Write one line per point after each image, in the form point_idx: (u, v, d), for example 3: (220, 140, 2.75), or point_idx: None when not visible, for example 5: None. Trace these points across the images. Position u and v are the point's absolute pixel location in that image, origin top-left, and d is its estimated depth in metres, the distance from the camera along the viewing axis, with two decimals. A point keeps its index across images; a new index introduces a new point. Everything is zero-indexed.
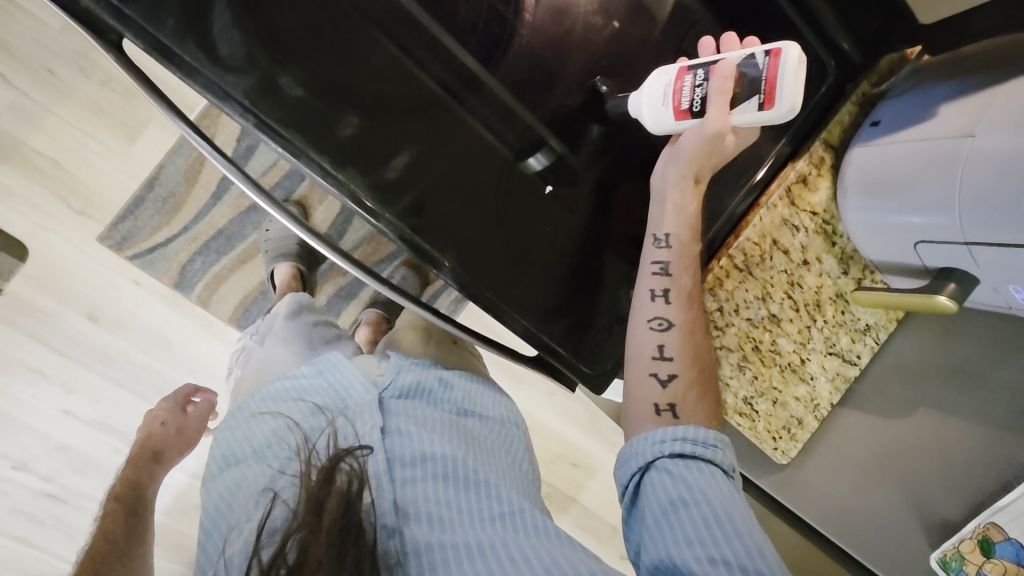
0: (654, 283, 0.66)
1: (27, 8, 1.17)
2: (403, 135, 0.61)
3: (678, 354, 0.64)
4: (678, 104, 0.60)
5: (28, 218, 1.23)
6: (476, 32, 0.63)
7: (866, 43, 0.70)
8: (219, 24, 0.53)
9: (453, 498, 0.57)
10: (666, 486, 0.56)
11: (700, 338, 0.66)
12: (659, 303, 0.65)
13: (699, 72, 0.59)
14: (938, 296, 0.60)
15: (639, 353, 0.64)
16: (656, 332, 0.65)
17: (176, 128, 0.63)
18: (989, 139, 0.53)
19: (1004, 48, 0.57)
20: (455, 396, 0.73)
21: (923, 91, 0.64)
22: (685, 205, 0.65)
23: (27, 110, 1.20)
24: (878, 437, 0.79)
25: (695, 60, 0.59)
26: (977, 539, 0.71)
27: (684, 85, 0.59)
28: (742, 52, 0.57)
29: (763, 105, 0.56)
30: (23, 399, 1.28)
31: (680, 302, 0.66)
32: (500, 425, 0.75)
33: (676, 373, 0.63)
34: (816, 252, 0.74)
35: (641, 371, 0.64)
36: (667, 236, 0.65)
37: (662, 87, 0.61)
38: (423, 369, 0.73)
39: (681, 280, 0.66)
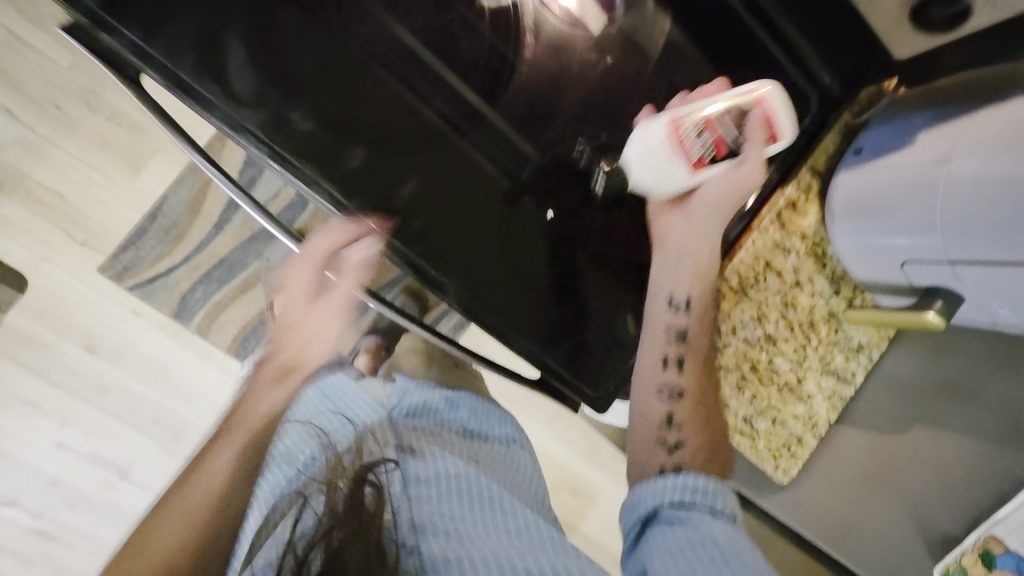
0: (668, 349, 0.69)
1: (37, 46, 1.20)
2: (409, 164, 0.63)
3: (687, 422, 0.68)
4: (687, 160, 0.64)
5: (29, 249, 1.24)
6: (478, 68, 0.66)
7: (847, 75, 0.71)
8: (235, 60, 0.56)
9: (471, 513, 0.58)
10: (669, 531, 0.57)
11: (709, 401, 0.70)
12: (671, 371, 0.69)
13: (694, 124, 0.62)
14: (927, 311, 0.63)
15: (648, 421, 0.68)
16: (668, 401, 0.68)
17: (186, 155, 0.65)
18: (965, 163, 0.56)
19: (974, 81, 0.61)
20: (461, 415, 0.74)
21: (901, 120, 0.67)
22: (699, 262, 0.70)
23: (33, 144, 1.22)
24: (874, 454, 0.80)
25: (683, 111, 0.62)
26: (979, 553, 0.72)
27: (685, 139, 0.62)
28: (729, 95, 0.62)
29: (773, 137, 0.64)
30: (17, 433, 1.27)
31: (691, 369, 0.70)
32: (506, 448, 0.75)
33: (683, 441, 0.67)
34: (808, 273, 0.76)
35: (649, 439, 0.67)
36: (683, 300, 0.69)
37: (666, 146, 0.63)
38: (429, 389, 0.76)
39: (694, 345, 0.70)
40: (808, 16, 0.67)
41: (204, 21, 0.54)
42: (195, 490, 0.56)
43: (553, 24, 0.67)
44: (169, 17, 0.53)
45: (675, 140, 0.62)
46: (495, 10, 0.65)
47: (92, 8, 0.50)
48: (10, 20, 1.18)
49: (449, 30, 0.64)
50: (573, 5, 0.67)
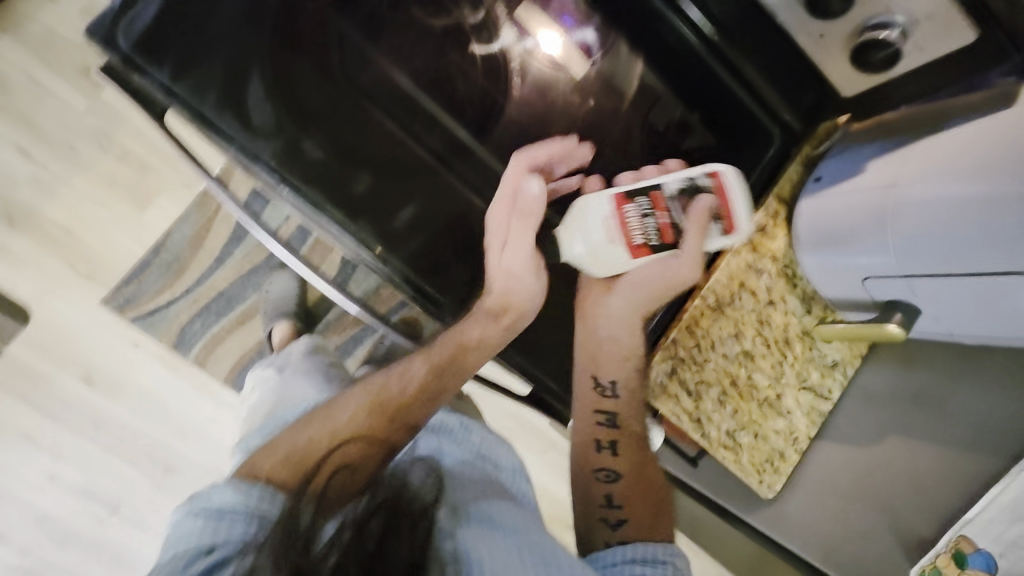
0: (599, 433, 0.75)
1: (57, 92, 1.28)
2: (408, 190, 0.68)
3: (626, 500, 0.71)
4: (632, 241, 0.67)
5: (35, 283, 1.28)
6: (471, 107, 0.72)
7: (805, 113, 0.78)
8: (254, 95, 0.61)
9: (498, 508, 0.65)
10: None
11: (647, 471, 0.74)
12: (606, 455, 0.74)
13: (640, 201, 0.66)
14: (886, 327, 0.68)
15: (587, 502, 0.72)
16: (605, 482, 0.73)
17: (203, 178, 0.74)
18: (913, 187, 0.63)
19: (917, 116, 0.69)
20: (473, 439, 0.78)
21: (854, 151, 0.74)
22: (619, 348, 0.75)
23: (46, 182, 1.28)
24: (852, 466, 0.83)
25: (629, 189, 0.66)
26: (951, 553, 0.77)
27: (631, 215, 0.66)
28: (679, 180, 0.67)
29: (725, 229, 0.69)
30: (10, 465, 1.27)
31: (625, 451, 0.74)
32: (512, 477, 0.77)
33: (626, 518, 0.69)
34: (780, 293, 0.81)
35: (592, 517, 0.71)
36: (613, 383, 0.74)
37: (610, 223, 0.66)
38: (446, 414, 0.81)
39: (630, 427, 0.75)
40: (765, 61, 0.73)
41: (226, 63, 0.60)
42: (359, 413, 0.68)
43: (539, 66, 0.76)
44: (196, 60, 0.59)
45: (619, 216, 0.66)
46: (487, 55, 0.73)
47: (127, 53, 0.57)
48: (34, 70, 1.27)
49: (448, 71, 0.71)
50: (561, 51, 0.76)
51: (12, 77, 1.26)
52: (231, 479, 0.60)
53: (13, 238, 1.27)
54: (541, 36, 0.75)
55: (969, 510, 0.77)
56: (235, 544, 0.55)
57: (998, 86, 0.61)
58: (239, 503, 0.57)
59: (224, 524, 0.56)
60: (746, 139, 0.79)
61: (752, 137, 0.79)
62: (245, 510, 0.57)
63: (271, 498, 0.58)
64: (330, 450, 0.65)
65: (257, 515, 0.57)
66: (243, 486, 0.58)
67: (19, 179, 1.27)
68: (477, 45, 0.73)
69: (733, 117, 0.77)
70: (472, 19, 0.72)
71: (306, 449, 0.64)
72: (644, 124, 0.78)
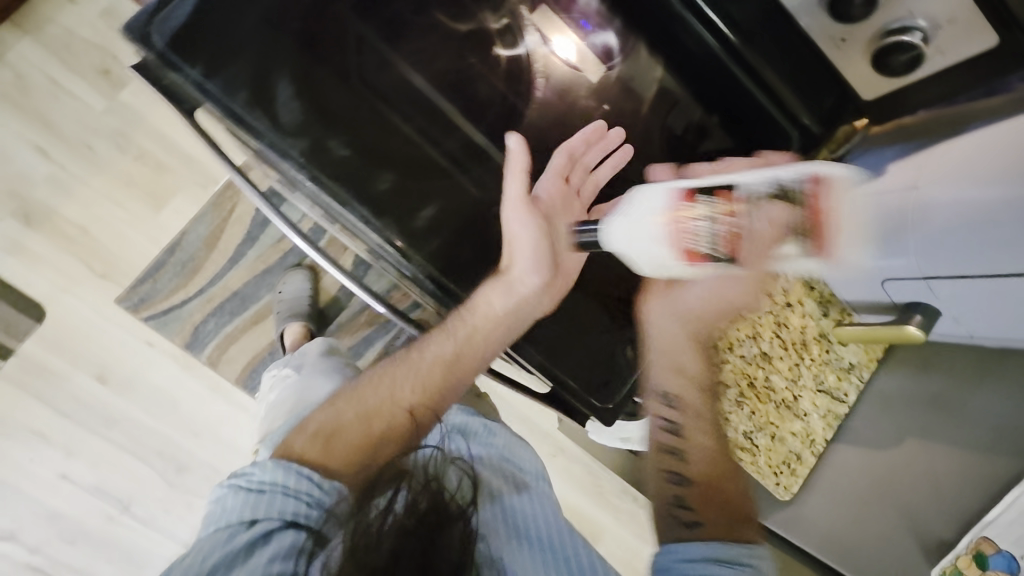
0: (667, 440, 0.77)
1: (76, 92, 1.29)
2: (430, 188, 0.67)
3: (698, 505, 0.72)
4: (681, 245, 0.59)
5: (50, 281, 1.29)
6: (490, 108, 0.72)
7: (825, 115, 0.77)
8: (283, 95, 0.62)
9: (531, 510, 0.75)
10: None
11: (721, 474, 0.75)
12: (673, 460, 0.76)
13: (700, 200, 0.58)
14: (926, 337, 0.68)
15: (660, 504, 0.74)
16: (675, 485, 0.74)
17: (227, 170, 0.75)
18: (933, 190, 0.63)
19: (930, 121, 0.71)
20: (497, 442, 0.83)
21: (875, 155, 0.77)
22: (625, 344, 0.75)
23: (63, 181, 1.29)
24: (871, 469, 0.83)
25: (694, 187, 0.59)
26: (972, 555, 0.77)
27: (684, 216, 0.59)
28: (762, 181, 0.57)
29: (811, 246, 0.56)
30: (21, 462, 1.27)
31: (696, 460, 0.76)
32: (535, 481, 0.82)
33: (699, 520, 0.69)
34: (798, 296, 0.82)
35: (664, 513, 0.72)
36: (669, 394, 0.77)
37: (661, 221, 0.59)
38: (471, 415, 0.86)
39: (697, 439, 0.77)
40: (781, 62, 0.73)
41: (257, 62, 0.61)
42: (381, 395, 0.74)
43: (561, 69, 0.77)
44: (229, 59, 0.60)
45: (671, 215, 0.59)
46: (511, 57, 0.75)
47: (162, 52, 0.58)
48: (54, 70, 1.28)
49: (469, 72, 0.72)
50: (575, 57, 0.77)
51: (31, 77, 1.28)
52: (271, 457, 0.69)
53: (29, 237, 1.28)
54: (557, 42, 0.76)
55: (991, 511, 0.77)
56: (275, 518, 0.63)
57: (1018, 90, 0.62)
58: (278, 482, 0.65)
59: (265, 499, 0.65)
60: (762, 142, 0.79)
61: (768, 140, 0.79)
62: (282, 487, 0.65)
63: (309, 479, 0.67)
64: (359, 431, 0.72)
65: (294, 493, 0.65)
66: (284, 463, 0.67)
67: (37, 178, 1.28)
68: (501, 49, 0.74)
69: (751, 121, 0.78)
70: (496, 25, 0.75)
71: (341, 421, 0.72)
72: (663, 128, 0.79)
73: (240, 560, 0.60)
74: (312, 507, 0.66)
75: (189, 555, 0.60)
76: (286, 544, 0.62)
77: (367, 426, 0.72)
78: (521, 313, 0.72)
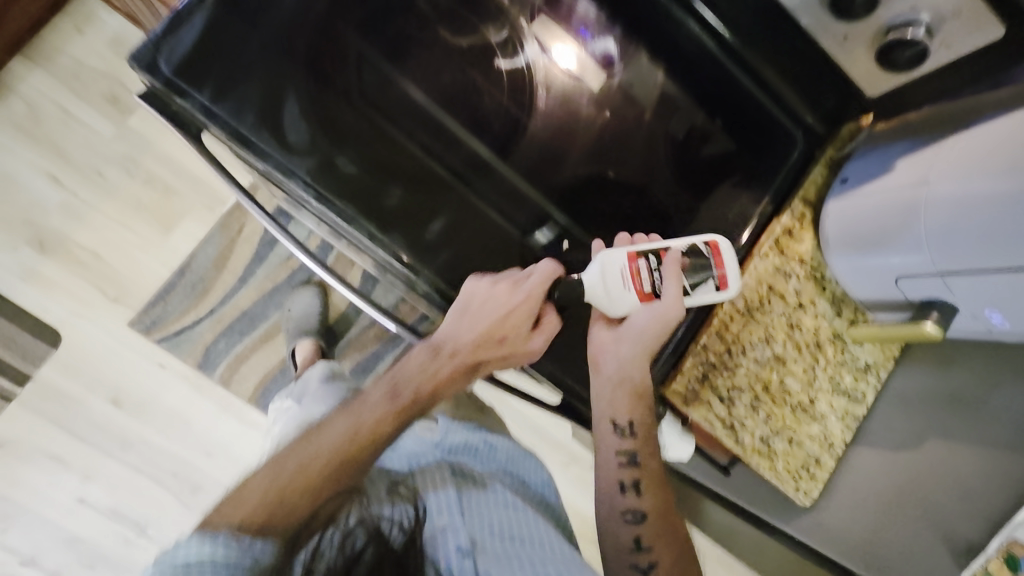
0: (623, 475, 0.73)
1: (85, 119, 1.32)
2: (440, 202, 0.68)
3: (653, 543, 0.71)
4: (642, 288, 0.68)
5: (64, 307, 1.30)
6: (496, 120, 0.72)
7: (828, 114, 0.79)
8: (289, 116, 0.62)
9: (520, 529, 0.71)
10: None
11: (670, 522, 0.73)
12: (630, 495, 0.72)
13: (649, 258, 0.68)
14: (915, 403, 0.81)
15: (615, 540, 0.72)
16: (631, 525, 0.71)
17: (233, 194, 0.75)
18: (942, 185, 0.62)
19: (926, 120, 0.69)
20: (499, 458, 0.84)
21: (881, 151, 0.73)
22: (634, 383, 0.71)
23: (75, 208, 1.31)
24: (889, 470, 0.82)
25: (645, 247, 0.68)
26: (1002, 556, 0.76)
27: (641, 269, 0.68)
28: (678, 244, 0.69)
29: (719, 286, 0.69)
30: (40, 487, 1.29)
31: (649, 491, 0.73)
32: (539, 492, 0.84)
33: (654, 562, 0.70)
34: (810, 296, 0.80)
35: (612, 520, 0.72)
36: (632, 482, 0.72)
37: (624, 271, 0.67)
38: (472, 431, 0.86)
39: (647, 498, 0.72)
40: (783, 62, 0.75)
41: (263, 83, 0.61)
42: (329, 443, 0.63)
43: (560, 79, 0.75)
44: (235, 81, 0.61)
45: (633, 269, 0.67)
46: (511, 70, 0.74)
47: (168, 78, 0.59)
48: (64, 99, 1.31)
49: (471, 85, 0.72)
50: (575, 66, 0.75)
51: (43, 107, 1.30)
52: (198, 530, 0.54)
53: (43, 263, 1.30)
54: (557, 52, 0.74)
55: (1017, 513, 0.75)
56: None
57: None
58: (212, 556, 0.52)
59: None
60: (766, 144, 0.79)
61: (772, 135, 0.79)
62: (219, 562, 0.52)
63: (236, 549, 0.53)
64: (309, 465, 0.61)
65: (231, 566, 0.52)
66: (204, 537, 0.53)
67: (49, 205, 1.30)
68: (501, 61, 0.73)
69: (757, 123, 0.78)
70: (495, 36, 0.73)
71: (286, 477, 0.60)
72: (665, 133, 0.77)
73: None
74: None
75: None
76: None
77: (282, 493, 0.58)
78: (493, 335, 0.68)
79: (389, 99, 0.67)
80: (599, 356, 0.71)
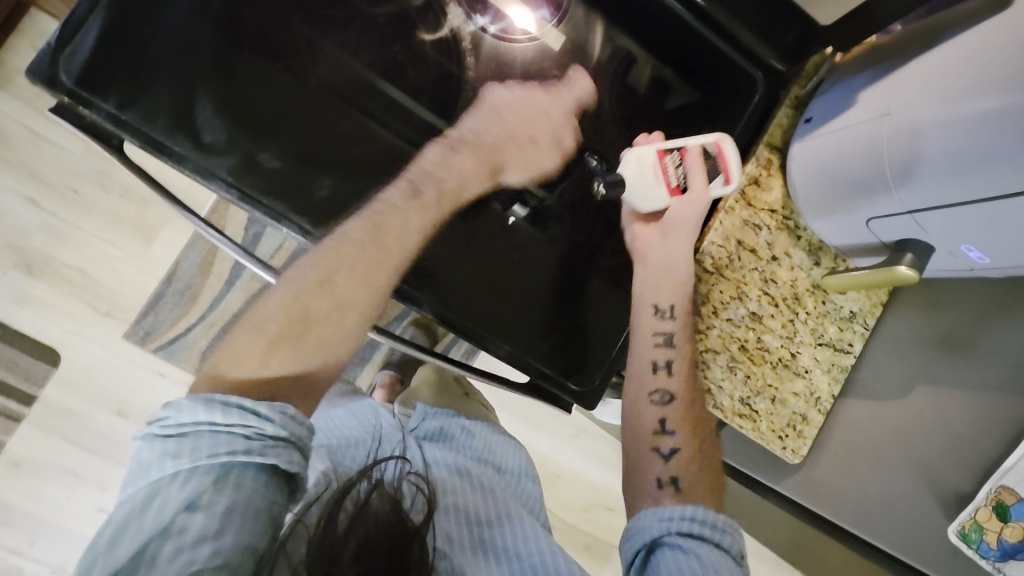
0: (659, 355, 0.71)
1: (54, 138, 1.32)
2: (375, 190, 0.66)
3: (678, 427, 0.71)
4: (668, 182, 0.70)
5: (60, 326, 1.33)
6: (427, 92, 0.69)
7: (790, 52, 0.75)
8: (203, 117, 0.61)
9: (489, 514, 0.70)
10: (675, 558, 0.58)
11: (697, 406, 0.72)
12: (662, 376, 0.71)
13: (675, 154, 0.69)
14: (921, 350, 0.79)
15: (642, 427, 0.71)
16: (658, 406, 0.71)
17: (190, 224, 0.72)
18: (901, 114, 0.57)
19: (879, 46, 0.66)
20: (475, 444, 0.83)
21: (843, 85, 0.68)
22: (680, 275, 0.72)
23: (56, 228, 1.32)
24: (881, 420, 0.79)
25: (667, 143, 0.69)
26: (992, 506, 0.75)
27: (667, 166, 0.69)
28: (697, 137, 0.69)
29: (726, 179, 0.70)
30: (60, 501, 1.33)
31: (681, 372, 0.72)
32: (516, 479, 0.83)
33: (678, 447, 0.70)
34: (783, 247, 0.76)
35: (646, 421, 0.71)
36: (668, 363, 0.71)
37: (652, 168, 0.69)
38: (448, 418, 0.85)
39: (679, 379, 0.72)
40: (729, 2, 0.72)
41: (173, 86, 0.60)
42: (368, 260, 0.63)
43: (492, 43, 0.71)
44: (145, 87, 0.60)
45: (661, 165, 0.69)
46: (437, 41, 0.69)
47: (71, 89, 0.58)
48: (32, 120, 1.31)
49: (396, 60, 0.68)
50: (534, 27, 0.72)
51: (11, 130, 1.30)
52: (194, 394, 0.54)
53: (33, 285, 1.31)
54: (513, 14, 0.71)
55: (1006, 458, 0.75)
56: (206, 467, 0.50)
57: None
58: (201, 419, 0.52)
59: (190, 441, 0.51)
60: (723, 88, 0.76)
61: (729, 84, 0.75)
62: (210, 423, 0.52)
63: (240, 409, 0.53)
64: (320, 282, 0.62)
65: (224, 424, 0.52)
66: (203, 399, 0.53)
67: (31, 228, 1.31)
68: (426, 33, 0.69)
69: (710, 67, 0.75)
70: (417, 2, 0.69)
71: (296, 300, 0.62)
72: (619, 87, 0.74)
73: (147, 518, 0.48)
74: (253, 439, 0.52)
75: (105, 524, 0.49)
76: (242, 497, 0.50)
77: (308, 310, 0.62)
78: (508, 128, 0.70)
79: (325, 76, 0.65)
80: (640, 253, 0.72)
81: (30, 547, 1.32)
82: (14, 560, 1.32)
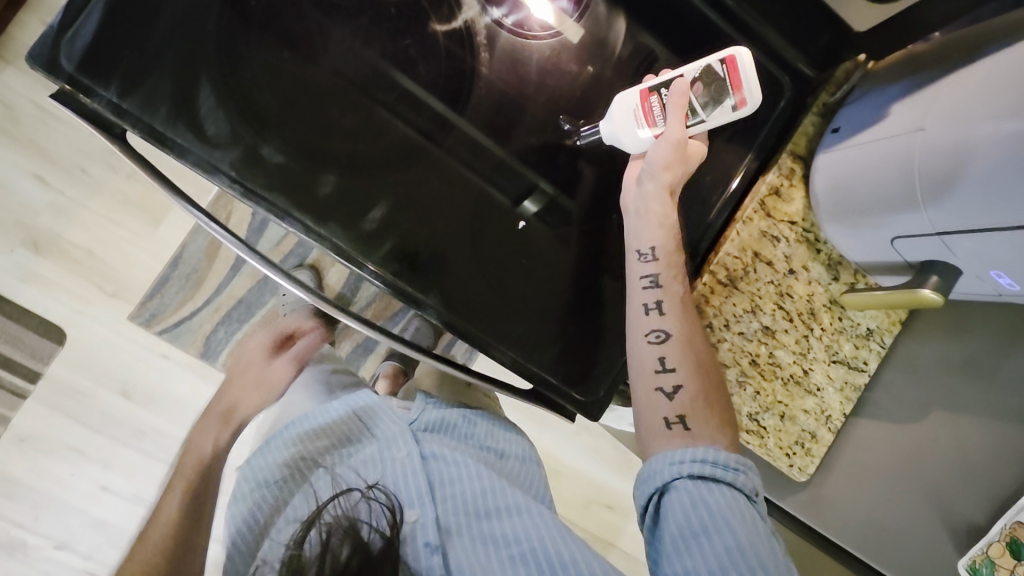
0: (647, 297, 0.66)
1: (63, 116, 1.30)
2: (380, 189, 0.64)
3: (679, 363, 0.65)
4: (653, 124, 0.64)
5: (65, 305, 1.33)
6: (439, 87, 0.66)
7: (820, 57, 0.71)
8: (205, 106, 0.59)
9: (489, 504, 0.69)
10: (685, 505, 0.59)
11: (698, 346, 0.67)
12: (654, 316, 0.66)
13: (661, 91, 0.64)
14: (939, 374, 0.77)
15: (641, 367, 0.66)
16: (655, 345, 0.65)
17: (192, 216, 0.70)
18: (939, 131, 0.54)
19: (921, 55, 0.63)
20: (477, 432, 0.82)
21: (878, 93, 0.65)
22: (665, 214, 0.66)
23: (64, 206, 1.31)
24: (893, 443, 0.78)
25: (652, 82, 0.64)
26: (1005, 542, 0.71)
27: (653, 105, 0.64)
28: (695, 65, 0.63)
29: (736, 104, 0.63)
30: (62, 476, 1.34)
31: (673, 312, 0.66)
32: (521, 464, 0.83)
33: (682, 384, 0.65)
34: (802, 261, 0.73)
35: (647, 387, 0.65)
36: (657, 303, 0.66)
37: (636, 112, 0.65)
38: (447, 407, 0.83)
39: (673, 319, 0.66)
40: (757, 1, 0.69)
41: (176, 73, 0.59)
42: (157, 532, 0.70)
43: (509, 37, 0.68)
44: (147, 74, 0.58)
45: (646, 108, 0.64)
46: (450, 32, 0.66)
47: (71, 75, 0.56)
48: (41, 97, 1.30)
49: (407, 54, 0.65)
50: (554, 20, 0.69)
51: (19, 106, 1.29)
52: None
53: (40, 264, 1.31)
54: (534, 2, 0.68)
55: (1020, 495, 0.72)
56: None
57: None
58: None
59: None
60: None
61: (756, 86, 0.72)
62: None
63: None
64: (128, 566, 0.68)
65: None
66: None
67: (38, 206, 1.31)
68: (438, 24, 0.66)
69: None
70: None
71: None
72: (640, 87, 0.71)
73: None
74: None
75: None
76: None
77: None
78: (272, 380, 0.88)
79: (334, 66, 0.63)
80: (626, 201, 0.68)
81: (34, 521, 1.33)
82: (18, 532, 1.34)
